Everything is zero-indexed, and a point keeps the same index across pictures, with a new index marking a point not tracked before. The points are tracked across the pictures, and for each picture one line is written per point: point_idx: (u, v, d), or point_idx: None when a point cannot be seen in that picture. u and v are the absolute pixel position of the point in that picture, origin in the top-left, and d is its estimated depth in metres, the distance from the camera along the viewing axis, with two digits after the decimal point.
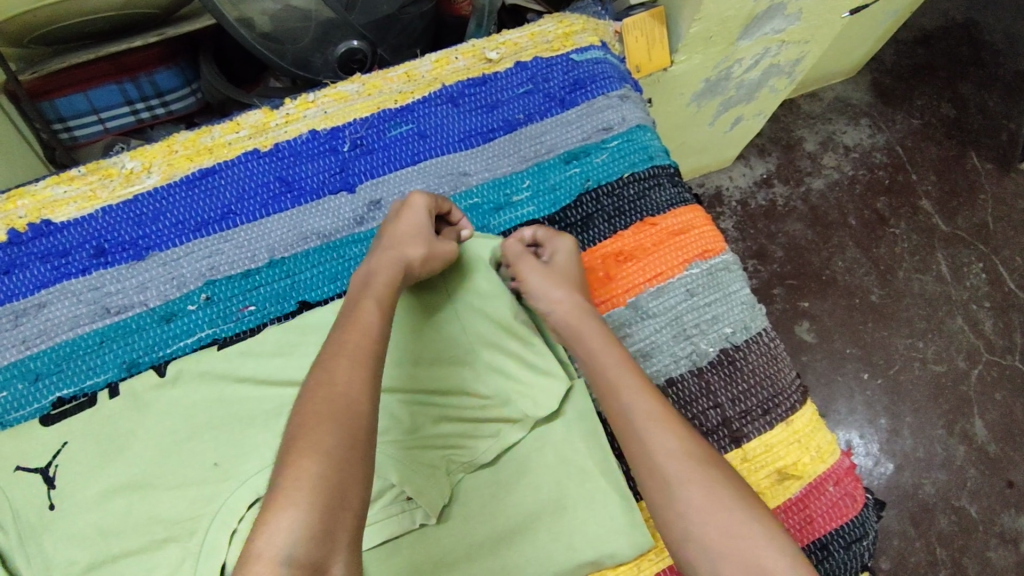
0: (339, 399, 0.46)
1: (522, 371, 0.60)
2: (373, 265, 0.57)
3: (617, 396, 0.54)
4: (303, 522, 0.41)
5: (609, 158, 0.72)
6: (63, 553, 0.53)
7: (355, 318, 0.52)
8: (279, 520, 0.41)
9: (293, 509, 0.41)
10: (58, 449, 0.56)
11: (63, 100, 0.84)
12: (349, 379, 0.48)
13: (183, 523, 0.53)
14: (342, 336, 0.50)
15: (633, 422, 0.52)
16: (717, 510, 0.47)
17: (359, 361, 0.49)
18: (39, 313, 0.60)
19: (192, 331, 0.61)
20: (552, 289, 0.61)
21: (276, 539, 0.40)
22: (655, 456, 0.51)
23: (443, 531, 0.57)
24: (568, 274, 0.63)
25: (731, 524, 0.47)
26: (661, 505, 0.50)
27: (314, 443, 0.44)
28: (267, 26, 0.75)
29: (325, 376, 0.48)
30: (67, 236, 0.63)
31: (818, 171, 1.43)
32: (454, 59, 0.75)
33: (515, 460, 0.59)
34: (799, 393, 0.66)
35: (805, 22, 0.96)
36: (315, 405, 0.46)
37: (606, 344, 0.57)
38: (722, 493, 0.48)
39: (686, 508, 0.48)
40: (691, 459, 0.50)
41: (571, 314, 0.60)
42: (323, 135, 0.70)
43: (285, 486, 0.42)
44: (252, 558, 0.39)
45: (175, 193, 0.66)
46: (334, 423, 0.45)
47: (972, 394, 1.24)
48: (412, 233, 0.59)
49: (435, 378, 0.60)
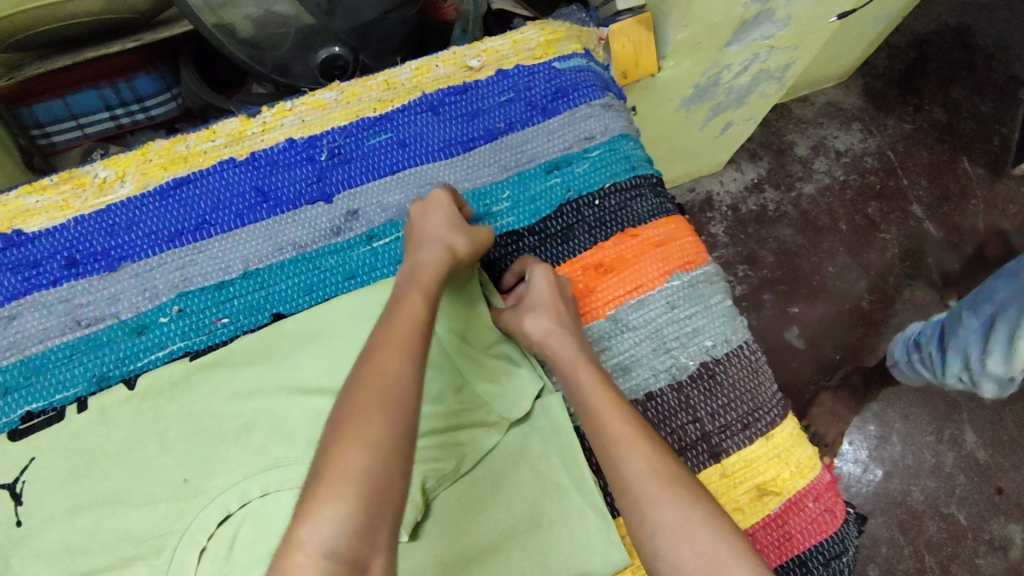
0: (384, 388, 0.46)
1: (494, 373, 0.62)
2: (418, 259, 0.58)
3: (592, 417, 0.55)
4: (346, 517, 0.41)
5: (590, 168, 0.71)
6: (31, 570, 0.52)
7: (400, 308, 0.53)
8: (324, 511, 0.41)
9: (338, 503, 0.41)
10: (26, 465, 0.55)
11: (41, 106, 0.83)
12: (399, 368, 0.48)
13: (151, 541, 0.53)
14: (391, 327, 0.51)
15: (606, 443, 0.53)
16: (687, 528, 0.48)
17: (409, 356, 0.49)
18: (9, 326, 0.59)
19: (164, 345, 0.60)
20: (525, 318, 0.61)
21: (320, 530, 0.40)
22: (627, 477, 0.51)
23: (415, 547, 0.55)
24: (549, 298, 0.61)
25: (702, 546, 0.47)
26: (635, 527, 0.50)
27: (361, 432, 0.44)
28: (248, 32, 0.74)
29: (374, 366, 0.48)
30: (38, 246, 0.62)
31: (809, 176, 1.42)
32: (434, 67, 0.74)
33: (491, 475, 0.58)
34: (780, 407, 0.65)
35: (795, 28, 0.95)
36: (360, 393, 0.46)
37: (577, 363, 0.58)
38: (694, 513, 0.49)
39: (655, 527, 0.49)
40: (661, 475, 0.50)
41: (545, 334, 0.60)
42: (301, 144, 0.69)
43: (330, 478, 0.42)
44: (293, 547, 0.40)
45: (149, 203, 0.65)
46: (381, 415, 0.45)
47: (963, 400, 1.24)
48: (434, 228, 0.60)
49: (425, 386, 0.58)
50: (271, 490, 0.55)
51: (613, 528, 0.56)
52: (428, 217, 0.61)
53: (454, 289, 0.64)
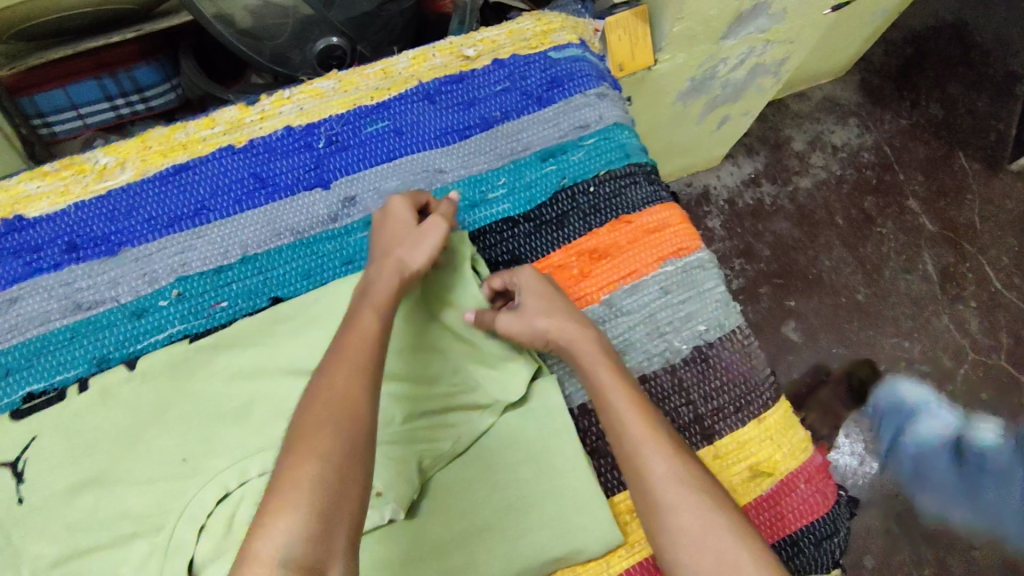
0: (337, 401, 0.47)
1: (486, 352, 0.63)
2: (369, 279, 0.57)
3: (613, 419, 0.55)
4: (301, 526, 0.41)
5: (586, 156, 0.72)
6: (32, 547, 0.53)
7: (355, 321, 0.52)
8: (279, 521, 0.41)
9: (293, 512, 0.41)
10: (27, 444, 0.55)
11: (42, 95, 0.84)
12: (348, 382, 0.48)
13: (150, 519, 0.54)
14: (343, 339, 0.51)
15: (627, 446, 0.53)
16: (709, 536, 0.49)
17: (362, 368, 0.49)
18: (11, 309, 0.60)
19: (163, 328, 0.61)
20: (531, 317, 0.60)
21: (276, 541, 0.40)
22: (650, 482, 0.52)
23: (411, 525, 0.56)
24: (546, 293, 0.61)
25: (724, 554, 0.48)
26: (654, 530, 0.51)
27: (313, 445, 0.44)
28: (246, 22, 0.75)
29: (325, 380, 0.48)
30: (39, 231, 0.63)
31: (805, 171, 1.43)
32: (431, 57, 0.75)
33: (484, 457, 0.59)
34: (772, 390, 0.66)
35: (791, 21, 0.96)
36: (315, 408, 0.46)
37: (598, 361, 0.58)
38: (717, 520, 0.49)
39: (677, 533, 0.50)
40: (684, 481, 0.51)
41: (563, 332, 0.59)
42: (299, 132, 0.69)
43: (283, 488, 0.43)
44: (250, 558, 0.40)
45: (148, 188, 0.65)
46: (334, 424, 0.46)
47: (957, 393, 1.25)
48: (398, 239, 0.59)
49: (418, 369, 0.60)
50: (269, 470, 0.55)
51: (606, 507, 0.57)
52: (385, 225, 0.61)
53: (443, 276, 0.65)
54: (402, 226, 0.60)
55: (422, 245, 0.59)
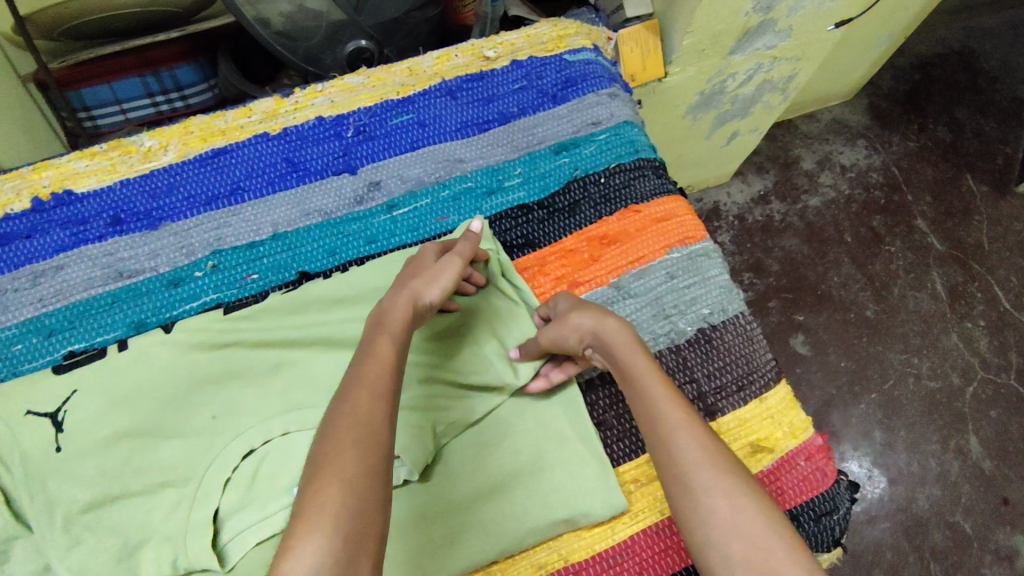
0: (361, 428, 0.48)
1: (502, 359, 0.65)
2: (384, 304, 0.59)
3: (647, 407, 0.55)
4: (327, 547, 0.41)
5: (597, 150, 0.76)
6: (66, 492, 0.55)
7: (372, 351, 0.54)
8: (304, 545, 0.41)
9: (318, 535, 0.42)
10: (67, 396, 0.59)
11: (88, 90, 0.90)
12: (371, 410, 0.49)
13: (180, 471, 0.57)
14: (361, 369, 0.52)
15: (661, 431, 0.53)
16: (739, 519, 0.47)
17: (381, 395, 0.51)
18: (57, 275, 0.64)
19: (197, 296, 0.65)
20: (572, 317, 0.61)
21: (302, 562, 0.41)
22: (681, 466, 0.51)
23: (424, 488, 0.59)
24: (584, 303, 0.63)
25: (754, 538, 0.46)
26: (686, 515, 0.49)
27: (338, 470, 0.45)
28: (282, 26, 0.80)
29: (347, 407, 0.49)
30: (86, 205, 0.68)
31: (814, 189, 1.47)
32: (454, 57, 0.80)
33: (496, 425, 0.62)
34: (773, 372, 0.68)
35: (796, 39, 1.00)
36: (339, 433, 0.47)
37: (635, 353, 0.58)
38: (746, 505, 0.47)
39: (709, 515, 0.48)
40: (715, 466, 0.50)
41: (599, 330, 0.60)
42: (329, 122, 0.74)
43: (310, 513, 0.43)
44: None
45: (188, 170, 0.70)
46: (355, 449, 0.46)
47: (967, 410, 1.25)
48: (419, 271, 0.61)
49: (441, 354, 0.64)
50: (293, 429, 0.59)
51: (611, 473, 0.60)
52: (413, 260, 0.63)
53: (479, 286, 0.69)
54: (424, 260, 0.63)
55: (439, 279, 0.61)
